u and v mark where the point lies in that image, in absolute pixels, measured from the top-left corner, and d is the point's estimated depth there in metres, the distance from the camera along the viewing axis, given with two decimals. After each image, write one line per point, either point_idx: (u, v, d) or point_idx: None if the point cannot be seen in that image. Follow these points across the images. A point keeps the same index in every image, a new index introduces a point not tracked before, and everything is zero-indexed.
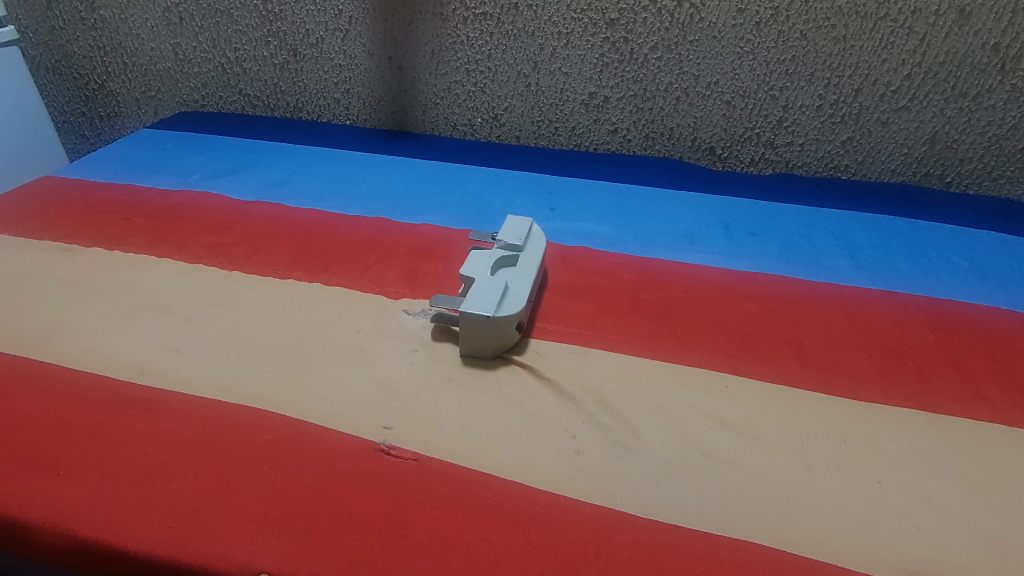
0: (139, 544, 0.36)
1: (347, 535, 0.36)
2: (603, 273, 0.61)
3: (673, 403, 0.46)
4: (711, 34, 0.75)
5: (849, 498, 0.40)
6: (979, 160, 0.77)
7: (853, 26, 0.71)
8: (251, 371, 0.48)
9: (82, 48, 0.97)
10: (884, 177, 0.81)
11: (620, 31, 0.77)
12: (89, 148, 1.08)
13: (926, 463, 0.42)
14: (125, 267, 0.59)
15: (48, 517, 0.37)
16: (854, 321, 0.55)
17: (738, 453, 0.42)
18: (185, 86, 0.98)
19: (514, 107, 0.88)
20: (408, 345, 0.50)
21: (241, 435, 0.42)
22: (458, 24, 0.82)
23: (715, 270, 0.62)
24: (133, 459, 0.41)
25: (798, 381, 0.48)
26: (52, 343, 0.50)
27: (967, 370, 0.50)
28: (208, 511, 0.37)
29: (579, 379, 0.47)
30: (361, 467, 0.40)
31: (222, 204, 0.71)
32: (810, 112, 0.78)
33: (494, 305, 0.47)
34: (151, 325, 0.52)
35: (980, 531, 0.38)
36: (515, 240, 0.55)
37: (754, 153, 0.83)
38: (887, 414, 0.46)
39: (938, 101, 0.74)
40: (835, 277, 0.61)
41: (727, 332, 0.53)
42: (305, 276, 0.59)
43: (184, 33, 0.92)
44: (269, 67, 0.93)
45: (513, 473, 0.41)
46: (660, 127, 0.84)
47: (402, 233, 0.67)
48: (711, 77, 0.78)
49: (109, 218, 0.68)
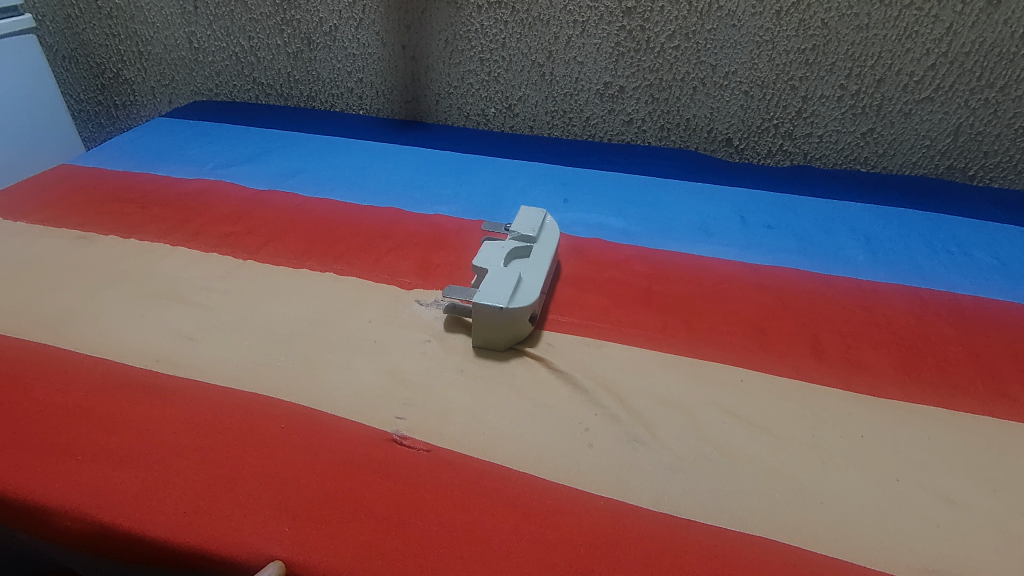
0: (155, 530, 0.36)
1: (361, 525, 0.36)
2: (617, 265, 0.60)
3: (687, 397, 0.45)
4: (730, 22, 0.74)
5: (865, 495, 0.39)
6: (1004, 153, 0.75)
7: (876, 14, 0.70)
8: (265, 360, 0.48)
9: (97, 37, 0.97)
10: (905, 169, 0.79)
11: (637, 19, 0.76)
12: (105, 137, 1.09)
13: (945, 461, 0.41)
14: (141, 255, 0.60)
15: (65, 502, 0.38)
16: (872, 316, 0.54)
17: (753, 447, 0.42)
18: (199, 75, 0.99)
19: (528, 96, 0.87)
20: (421, 336, 0.51)
21: (255, 423, 0.43)
22: (472, 12, 0.81)
23: (730, 263, 0.61)
24: (149, 445, 0.41)
25: (814, 376, 0.48)
26: (70, 329, 0.51)
27: (989, 367, 0.49)
28: (223, 498, 0.38)
29: (593, 372, 0.47)
30: (373, 456, 0.41)
31: (236, 193, 0.71)
32: (830, 103, 0.77)
33: (507, 296, 0.47)
34: (166, 313, 0.52)
35: (1001, 531, 0.37)
36: (529, 231, 0.55)
37: (771, 144, 0.82)
38: (905, 411, 0.45)
39: (963, 91, 0.72)
40: (852, 271, 0.60)
41: (742, 326, 0.52)
42: (319, 266, 0.59)
43: (199, 22, 0.92)
44: (282, 56, 0.93)
45: (526, 465, 0.41)
46: (675, 118, 0.83)
47: (415, 223, 0.67)
48: (729, 67, 0.77)
49: (124, 206, 0.68)
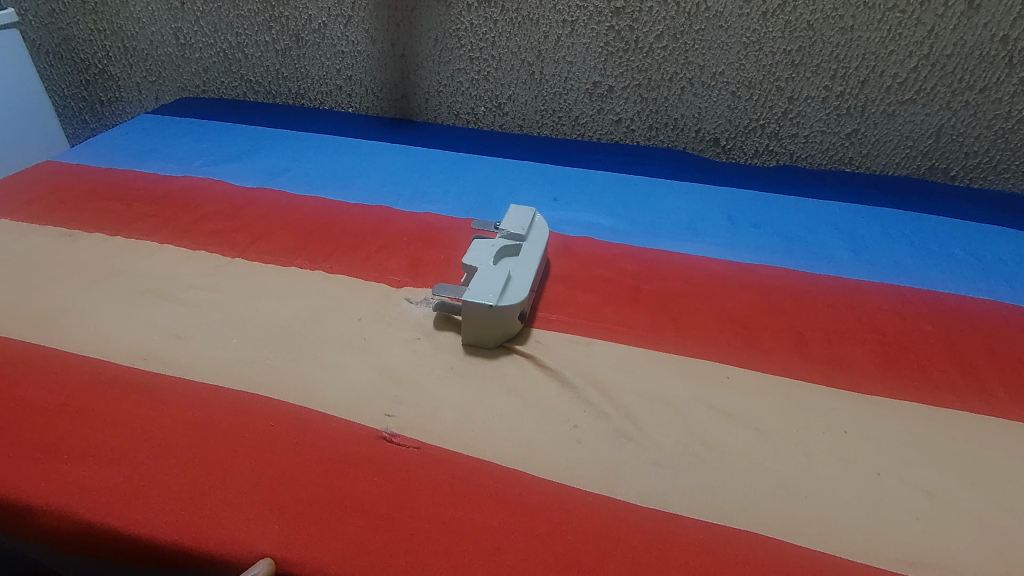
0: (143, 528, 0.36)
1: (351, 521, 0.37)
2: (606, 263, 0.61)
3: (674, 393, 0.46)
4: (717, 24, 0.75)
5: (848, 487, 0.40)
6: (984, 154, 0.77)
7: (861, 17, 0.71)
8: (254, 358, 0.48)
9: (82, 32, 0.96)
10: (889, 170, 0.81)
11: (626, 19, 0.77)
12: (90, 134, 1.08)
13: (925, 455, 0.42)
14: (128, 253, 0.59)
15: (52, 501, 0.37)
16: (855, 314, 0.55)
17: (739, 442, 0.42)
18: (186, 71, 0.98)
19: (518, 95, 0.87)
20: (411, 334, 0.51)
21: (243, 421, 0.43)
22: (461, 11, 0.81)
23: (718, 261, 0.62)
24: (137, 444, 0.41)
25: (799, 372, 0.48)
26: (55, 327, 0.50)
27: (968, 364, 0.50)
28: (212, 496, 0.38)
29: (582, 369, 0.48)
30: (363, 453, 0.41)
31: (224, 190, 0.71)
32: (815, 104, 0.78)
33: (496, 295, 0.47)
34: (154, 311, 0.52)
35: (978, 523, 0.38)
36: (518, 230, 0.55)
37: (758, 144, 0.83)
38: (887, 406, 0.46)
39: (945, 93, 0.74)
40: (837, 269, 0.61)
41: (729, 324, 0.53)
42: (308, 264, 0.59)
43: (186, 18, 0.91)
44: (271, 53, 0.92)
45: (515, 462, 0.41)
46: (664, 118, 0.84)
47: (404, 221, 0.67)
48: (717, 68, 0.78)
49: (109, 203, 0.68)
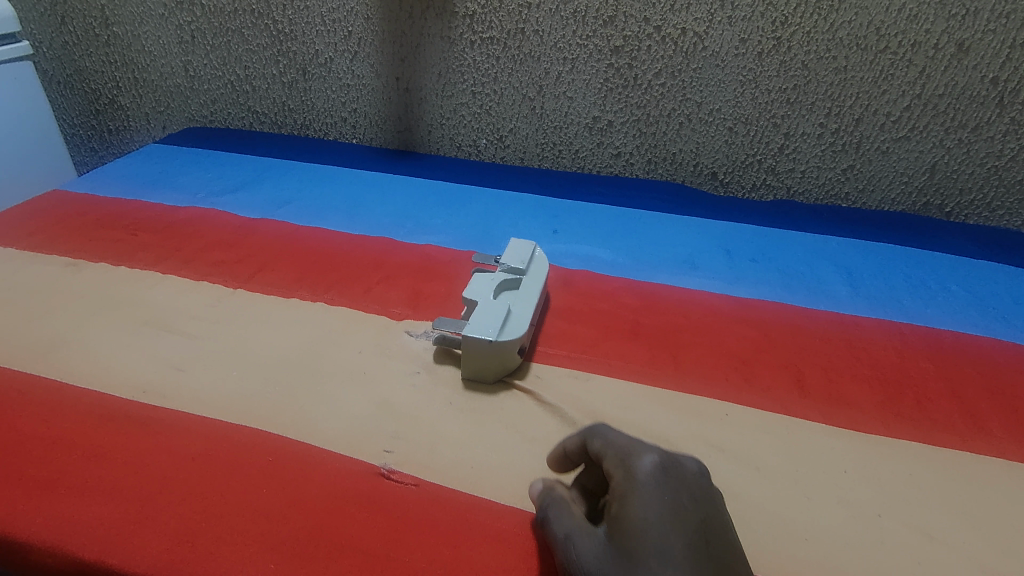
0: (137, 567, 0.36)
1: (349, 560, 0.36)
2: (605, 297, 0.61)
3: (673, 430, 0.46)
4: (714, 62, 0.76)
5: (848, 529, 0.40)
6: (979, 191, 0.78)
7: (853, 58, 0.72)
8: (254, 391, 0.48)
9: (93, 64, 0.98)
10: (884, 205, 0.82)
11: (625, 58, 0.79)
12: (97, 161, 1.10)
13: (926, 496, 0.42)
14: (132, 283, 0.60)
15: (49, 539, 0.37)
16: (853, 350, 0.55)
17: (739, 481, 0.42)
18: (195, 102, 1.00)
19: (519, 129, 0.89)
20: (410, 368, 0.51)
21: (243, 456, 0.43)
22: (465, 48, 0.83)
23: (717, 296, 0.62)
24: (136, 480, 0.41)
25: (798, 410, 0.48)
26: (55, 359, 0.50)
27: (967, 403, 0.50)
28: (210, 533, 0.37)
29: (581, 405, 0.48)
30: (361, 490, 0.41)
31: (228, 221, 0.72)
32: (811, 140, 0.79)
33: (496, 330, 0.47)
34: (155, 342, 0.52)
35: (981, 568, 0.38)
36: (518, 264, 0.56)
37: (756, 178, 0.84)
38: (886, 446, 0.46)
39: (937, 132, 0.75)
40: (835, 304, 0.62)
41: (728, 359, 0.53)
42: (310, 295, 0.59)
43: (196, 51, 0.94)
44: (277, 85, 0.94)
45: (514, 500, 0.41)
46: (663, 152, 0.85)
47: (405, 253, 0.67)
48: (714, 104, 0.80)
49: (114, 233, 0.68)
